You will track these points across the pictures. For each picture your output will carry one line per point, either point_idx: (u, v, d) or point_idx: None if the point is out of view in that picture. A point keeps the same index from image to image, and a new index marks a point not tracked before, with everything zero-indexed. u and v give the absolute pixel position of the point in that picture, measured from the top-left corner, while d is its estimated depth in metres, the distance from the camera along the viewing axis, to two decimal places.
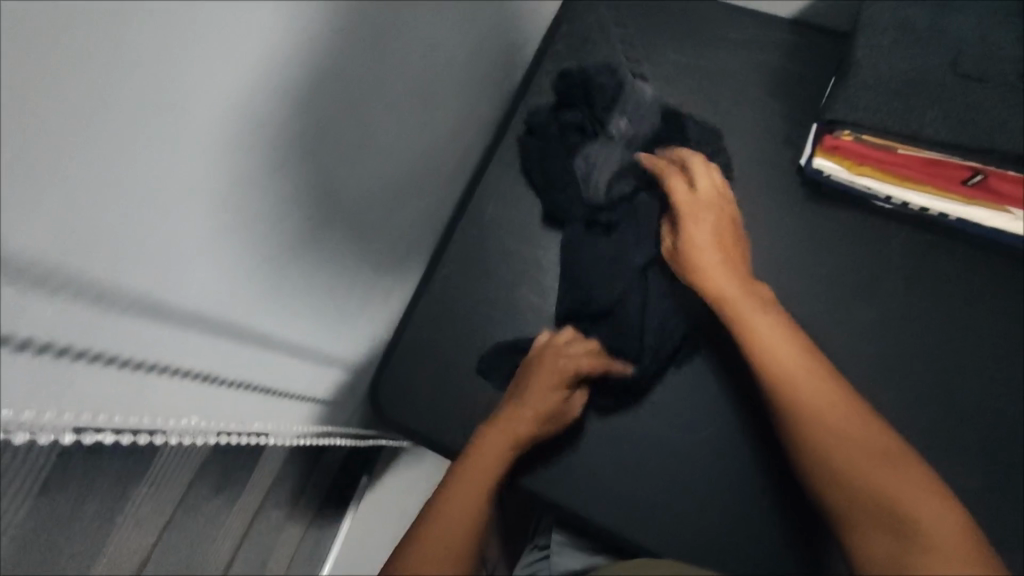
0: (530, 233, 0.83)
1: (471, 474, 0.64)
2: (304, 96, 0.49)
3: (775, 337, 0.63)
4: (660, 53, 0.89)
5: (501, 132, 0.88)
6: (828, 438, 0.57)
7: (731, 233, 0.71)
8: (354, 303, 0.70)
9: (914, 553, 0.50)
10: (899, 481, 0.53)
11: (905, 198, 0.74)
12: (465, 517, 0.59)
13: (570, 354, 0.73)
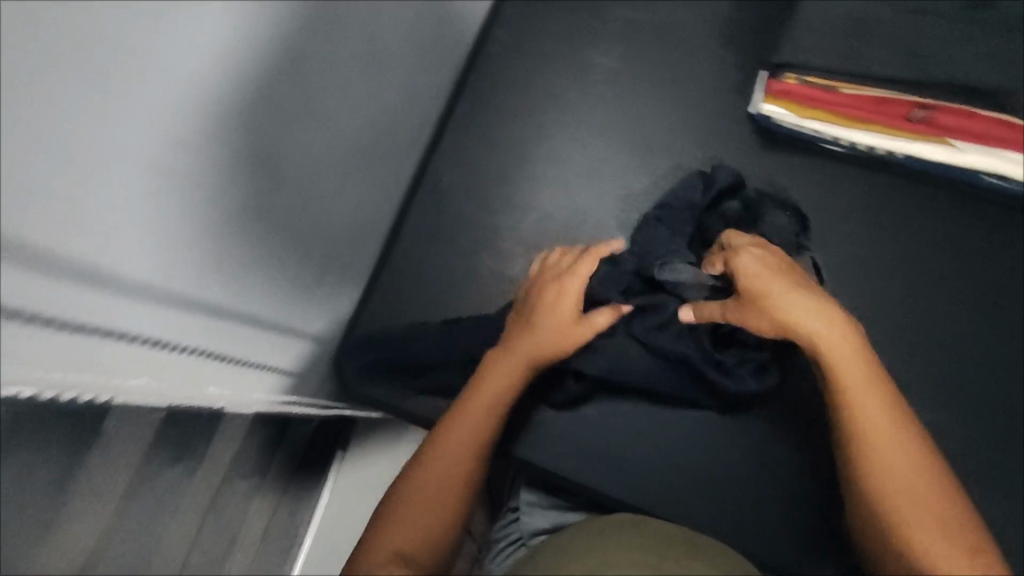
0: (487, 201, 0.84)
1: (486, 407, 0.64)
2: (239, 64, 0.50)
3: (857, 394, 0.56)
4: (610, 10, 0.89)
5: (457, 101, 0.88)
6: (875, 487, 0.53)
7: (828, 293, 0.61)
8: (317, 280, 0.73)
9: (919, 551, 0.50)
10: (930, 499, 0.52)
11: (853, 137, 0.71)
12: (473, 454, 0.61)
13: (569, 265, 0.71)
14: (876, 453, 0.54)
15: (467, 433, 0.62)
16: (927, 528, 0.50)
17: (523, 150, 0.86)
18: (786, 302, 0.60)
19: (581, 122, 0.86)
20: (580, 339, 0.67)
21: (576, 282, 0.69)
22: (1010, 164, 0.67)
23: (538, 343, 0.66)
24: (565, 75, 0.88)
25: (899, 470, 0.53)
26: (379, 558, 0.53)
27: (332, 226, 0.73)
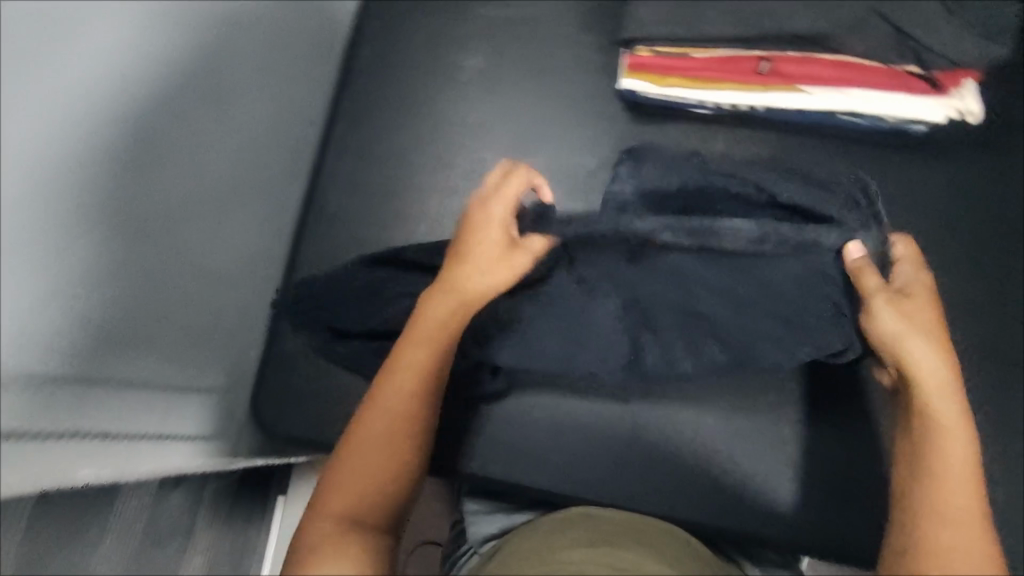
0: (375, 221, 0.84)
1: (421, 363, 0.61)
2: (34, 133, 0.48)
3: (954, 427, 0.56)
4: (468, 7, 0.89)
5: (330, 125, 0.88)
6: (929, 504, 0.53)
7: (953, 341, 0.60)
8: (204, 330, 0.72)
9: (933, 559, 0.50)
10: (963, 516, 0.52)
11: (713, 97, 0.72)
12: (416, 394, 0.60)
13: (501, 198, 0.67)
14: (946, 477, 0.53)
15: (403, 391, 0.60)
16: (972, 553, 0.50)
17: (404, 161, 0.86)
18: (903, 339, 0.60)
19: (457, 123, 0.86)
20: (518, 260, 0.66)
21: (495, 215, 0.67)
22: (859, 101, 0.69)
23: (475, 269, 0.65)
24: (434, 79, 0.87)
25: (963, 501, 0.52)
26: (331, 526, 0.52)
27: (212, 270, 0.72)
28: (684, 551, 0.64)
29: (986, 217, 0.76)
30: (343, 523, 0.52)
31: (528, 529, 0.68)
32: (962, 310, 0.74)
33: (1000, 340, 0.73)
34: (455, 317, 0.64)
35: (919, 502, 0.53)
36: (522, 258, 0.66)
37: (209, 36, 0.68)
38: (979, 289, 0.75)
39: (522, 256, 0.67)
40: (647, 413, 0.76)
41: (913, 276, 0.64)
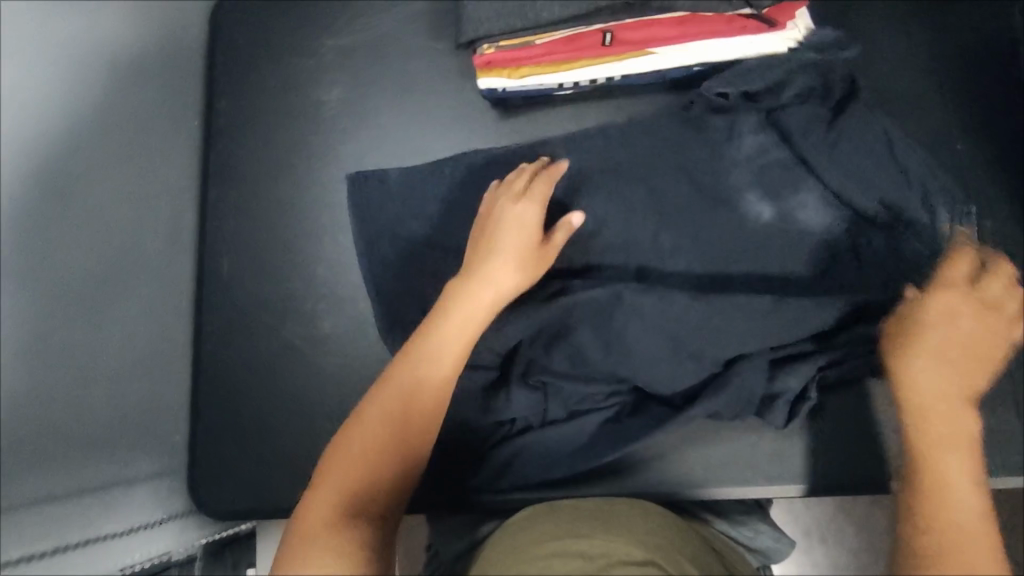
0: (274, 273, 0.82)
1: (418, 368, 0.62)
2: None
3: (944, 411, 0.58)
4: (318, 41, 0.87)
5: (206, 187, 0.85)
6: (932, 508, 0.52)
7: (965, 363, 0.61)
8: (103, 426, 0.69)
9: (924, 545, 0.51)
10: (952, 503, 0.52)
11: (573, 77, 0.77)
12: (426, 394, 0.61)
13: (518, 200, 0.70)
14: (950, 470, 0.54)
15: (394, 393, 0.60)
16: (976, 548, 0.50)
17: (292, 208, 0.84)
18: (903, 359, 0.61)
19: (335, 157, 0.84)
20: (543, 261, 0.69)
21: (519, 217, 0.69)
22: (703, 47, 0.75)
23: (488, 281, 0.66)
24: (302, 120, 0.85)
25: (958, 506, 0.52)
26: (320, 524, 0.53)
27: (97, 365, 0.69)
28: (650, 522, 0.63)
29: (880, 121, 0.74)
30: (332, 517, 0.53)
31: (500, 536, 0.65)
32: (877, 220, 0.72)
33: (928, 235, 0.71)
34: (468, 325, 0.64)
35: (916, 491, 0.54)
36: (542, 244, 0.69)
37: (34, 119, 0.65)
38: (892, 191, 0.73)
39: (546, 259, 0.69)
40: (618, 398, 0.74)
41: (1000, 285, 0.64)
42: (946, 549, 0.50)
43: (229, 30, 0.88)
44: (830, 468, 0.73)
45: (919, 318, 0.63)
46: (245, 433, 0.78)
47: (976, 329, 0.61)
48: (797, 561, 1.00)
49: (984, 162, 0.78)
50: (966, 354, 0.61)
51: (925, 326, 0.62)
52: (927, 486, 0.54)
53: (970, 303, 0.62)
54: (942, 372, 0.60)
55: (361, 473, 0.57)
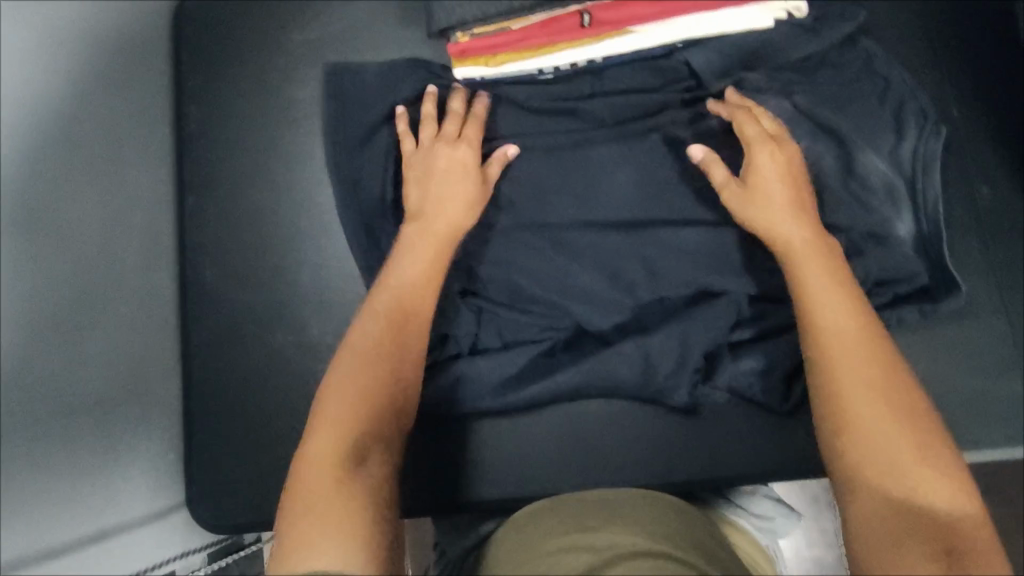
0: (258, 281, 0.79)
1: (391, 318, 0.60)
2: None
3: (810, 259, 0.60)
4: (284, 38, 0.84)
5: (182, 196, 0.82)
6: (834, 364, 0.54)
7: (803, 201, 0.64)
8: (92, 457, 0.68)
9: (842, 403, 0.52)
10: (855, 352, 0.54)
11: (552, 61, 0.74)
12: (406, 343, 0.59)
13: (442, 136, 0.70)
14: (832, 306, 0.56)
15: (380, 347, 0.58)
16: (879, 385, 0.52)
17: (271, 212, 0.81)
18: (756, 212, 0.63)
19: (311, 156, 0.82)
20: (479, 194, 0.68)
21: (445, 152, 0.69)
22: (689, 24, 0.73)
23: (446, 229, 0.66)
24: (274, 120, 0.83)
25: (861, 352, 0.54)
26: (323, 482, 0.49)
27: (81, 392, 0.67)
28: (656, 508, 0.61)
29: (861, 89, 0.74)
30: (328, 471, 0.50)
31: (505, 534, 0.63)
32: (867, 191, 0.71)
33: (909, 209, 0.71)
34: (426, 282, 0.64)
35: (823, 344, 0.55)
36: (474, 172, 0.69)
37: None
38: (877, 163, 0.72)
39: (486, 192, 0.69)
40: None
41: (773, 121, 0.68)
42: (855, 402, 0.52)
43: (192, 34, 0.85)
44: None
45: (745, 186, 0.64)
46: (240, 445, 0.76)
47: (790, 180, 0.64)
48: (806, 525, 1.01)
49: (975, 121, 0.76)
50: (801, 194, 0.64)
51: (755, 190, 0.64)
52: (824, 333, 0.55)
53: (774, 155, 0.65)
54: (784, 210, 0.63)
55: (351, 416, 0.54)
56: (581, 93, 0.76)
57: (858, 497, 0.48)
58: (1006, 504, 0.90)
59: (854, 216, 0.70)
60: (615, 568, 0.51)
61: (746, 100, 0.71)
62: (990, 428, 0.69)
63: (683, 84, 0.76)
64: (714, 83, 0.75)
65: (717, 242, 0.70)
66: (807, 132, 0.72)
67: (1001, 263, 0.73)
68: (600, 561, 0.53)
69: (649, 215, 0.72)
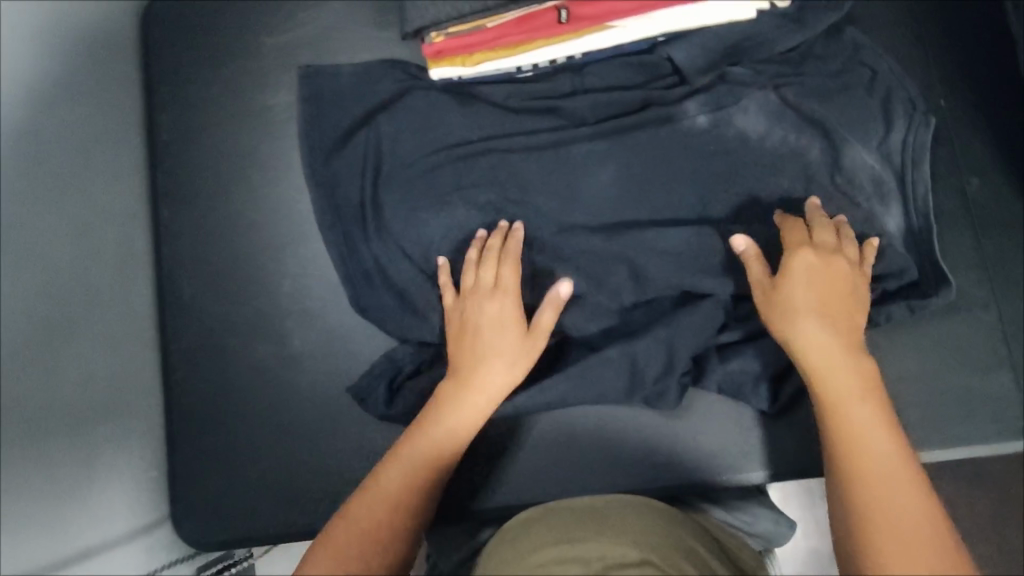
0: (237, 292, 0.78)
1: (432, 446, 0.60)
2: None
3: (840, 367, 0.57)
4: (255, 42, 0.82)
5: (156, 207, 0.80)
6: (855, 469, 0.52)
7: (835, 293, 0.61)
8: (72, 478, 0.66)
9: (858, 511, 0.50)
10: (873, 460, 0.52)
11: (530, 60, 0.72)
12: (436, 475, 0.59)
13: (490, 288, 0.66)
14: (851, 411, 0.55)
15: (412, 473, 0.58)
16: (897, 494, 0.50)
17: (247, 221, 0.79)
18: (782, 302, 0.61)
19: (287, 163, 0.80)
20: (531, 352, 0.64)
21: (499, 314, 0.65)
22: (672, 18, 0.70)
23: (488, 373, 0.63)
24: (248, 127, 0.81)
25: (882, 462, 0.52)
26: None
27: (56, 413, 0.65)
28: (647, 518, 0.60)
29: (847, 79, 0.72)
30: None
31: (493, 548, 0.62)
32: (857, 186, 0.69)
33: (898, 203, 0.70)
34: (476, 416, 0.62)
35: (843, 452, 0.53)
36: (538, 342, 0.64)
37: None
38: (867, 155, 0.70)
39: (533, 346, 0.64)
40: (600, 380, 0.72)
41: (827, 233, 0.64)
42: (874, 513, 0.49)
43: (162, 39, 0.83)
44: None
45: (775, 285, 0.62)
46: (224, 459, 0.74)
47: (827, 281, 0.61)
48: (801, 514, 1.00)
49: (963, 109, 0.75)
50: (835, 289, 0.61)
51: (782, 284, 0.61)
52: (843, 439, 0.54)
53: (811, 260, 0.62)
54: (808, 302, 0.60)
55: (361, 539, 0.53)
56: (561, 91, 0.74)
57: None
58: (1000, 495, 0.90)
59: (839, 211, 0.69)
60: None
61: (812, 206, 0.67)
62: (982, 423, 0.68)
63: (665, 80, 0.74)
64: (698, 80, 0.72)
65: (703, 240, 0.69)
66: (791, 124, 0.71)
67: (991, 255, 0.72)
68: (591, 572, 0.52)
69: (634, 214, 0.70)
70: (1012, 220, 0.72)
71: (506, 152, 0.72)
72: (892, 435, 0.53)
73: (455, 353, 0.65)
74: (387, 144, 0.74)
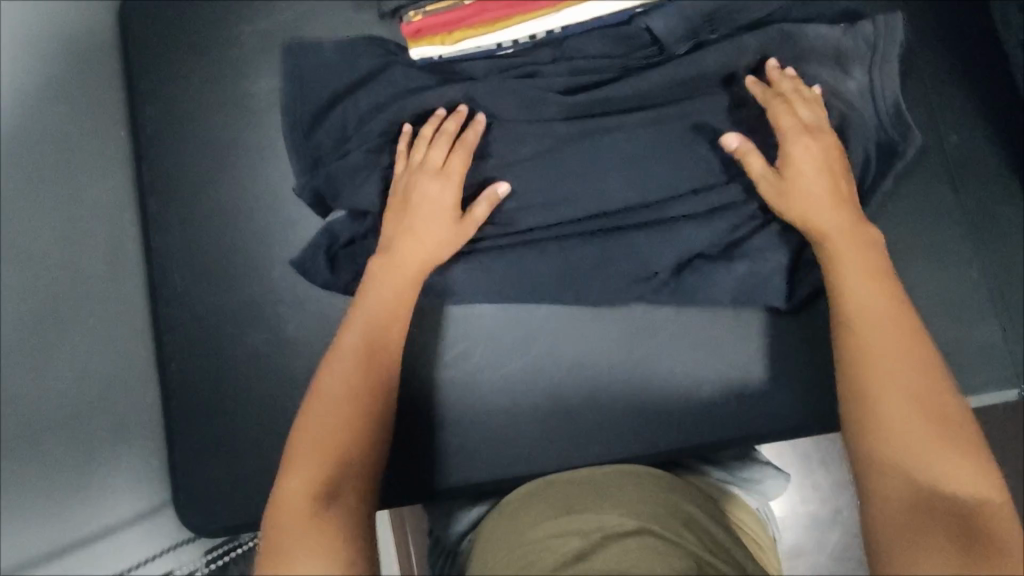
0: (228, 280, 0.78)
1: (370, 340, 0.62)
2: None
3: (852, 263, 0.59)
4: (235, 29, 0.82)
5: (144, 199, 0.80)
6: (862, 349, 0.54)
7: (838, 188, 0.64)
8: None
9: (871, 388, 0.52)
10: (892, 343, 0.54)
11: (508, 35, 0.73)
12: (378, 359, 0.61)
13: (432, 169, 0.68)
14: (866, 302, 0.57)
15: (358, 366, 0.60)
16: (907, 374, 0.52)
17: (236, 210, 0.79)
18: (792, 196, 0.64)
19: (272, 149, 0.80)
20: (458, 239, 0.68)
21: (439, 199, 0.67)
22: None
23: (420, 248, 0.66)
24: (231, 116, 0.81)
25: (897, 342, 0.54)
26: (297, 518, 0.50)
27: None
28: (642, 488, 0.61)
29: (830, 39, 0.72)
30: (313, 497, 0.51)
31: (492, 525, 0.62)
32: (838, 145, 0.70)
33: (880, 159, 0.70)
34: (401, 297, 0.65)
35: (857, 337, 0.55)
36: (468, 230, 0.68)
37: None
38: (851, 117, 0.70)
39: (464, 234, 0.68)
40: (591, 351, 0.73)
41: (813, 111, 0.67)
42: (883, 390, 0.52)
43: (139, 31, 0.83)
44: (820, 402, 0.71)
45: (784, 173, 0.64)
46: (225, 447, 0.75)
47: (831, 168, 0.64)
48: (798, 484, 1.02)
49: (940, 65, 0.76)
50: (841, 184, 0.64)
51: (789, 179, 0.64)
52: (859, 327, 0.56)
53: (815, 147, 0.65)
54: (819, 197, 0.63)
55: (331, 440, 0.55)
56: (541, 62, 0.75)
57: (883, 495, 0.48)
58: (990, 448, 0.91)
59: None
60: (604, 554, 0.51)
61: (776, 70, 0.69)
62: (971, 373, 0.69)
63: (646, 50, 0.74)
64: (677, 49, 0.73)
65: (687, 207, 0.70)
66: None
67: (973, 209, 0.72)
68: (588, 545, 0.52)
69: (621, 187, 0.70)
70: (991, 173, 0.73)
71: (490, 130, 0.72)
72: (910, 325, 0.55)
73: (389, 233, 0.68)
74: (371, 126, 0.74)
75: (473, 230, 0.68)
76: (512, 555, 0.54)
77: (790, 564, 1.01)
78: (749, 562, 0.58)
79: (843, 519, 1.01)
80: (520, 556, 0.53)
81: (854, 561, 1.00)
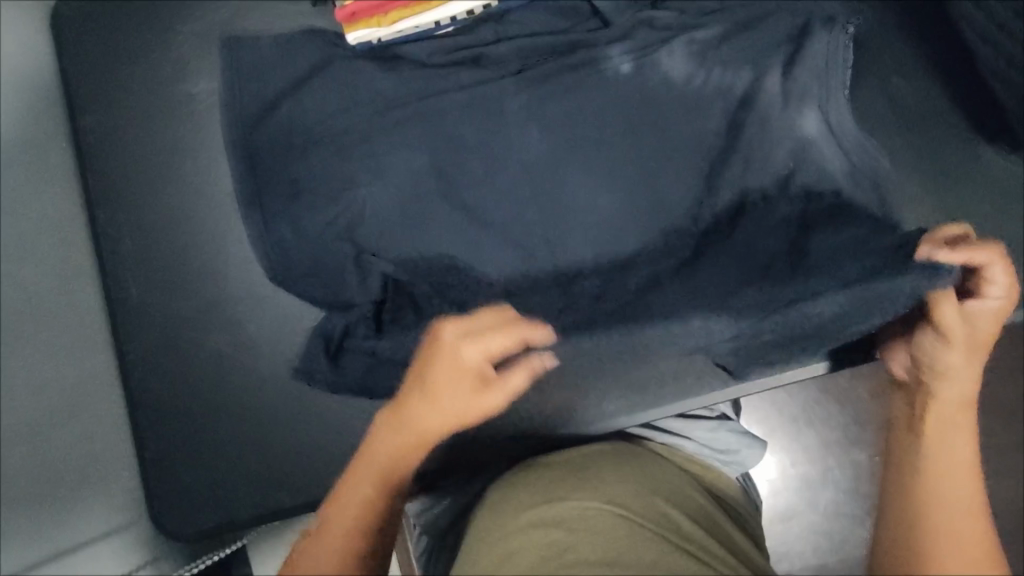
0: (189, 285, 0.76)
1: (384, 459, 0.53)
2: None
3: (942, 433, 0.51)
4: (171, 32, 0.80)
5: (92, 210, 0.78)
6: (920, 483, 0.47)
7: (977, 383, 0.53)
8: None
9: (917, 528, 0.45)
10: (945, 487, 0.47)
11: (444, 13, 0.74)
12: (389, 479, 0.53)
13: (465, 362, 0.53)
14: (934, 454, 0.49)
15: (371, 485, 0.52)
16: (964, 531, 0.44)
17: (189, 212, 0.78)
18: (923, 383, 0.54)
19: (219, 148, 0.79)
20: (488, 407, 0.54)
21: (463, 378, 0.53)
22: None
23: (428, 410, 0.53)
24: (175, 116, 0.79)
25: (955, 494, 0.46)
26: None
27: None
28: (623, 469, 0.61)
29: None
30: None
31: (479, 514, 0.62)
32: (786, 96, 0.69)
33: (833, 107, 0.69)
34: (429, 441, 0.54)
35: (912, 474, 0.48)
36: (501, 399, 0.54)
37: None
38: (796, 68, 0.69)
39: (492, 404, 0.54)
40: None
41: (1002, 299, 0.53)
42: (932, 534, 0.44)
43: (70, 36, 0.80)
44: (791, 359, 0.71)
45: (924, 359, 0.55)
46: (199, 456, 0.73)
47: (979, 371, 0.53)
48: (785, 443, 1.02)
49: (879, 13, 0.75)
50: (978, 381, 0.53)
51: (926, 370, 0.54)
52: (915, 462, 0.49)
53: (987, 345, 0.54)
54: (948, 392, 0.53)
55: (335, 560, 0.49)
56: (484, 40, 0.74)
57: None
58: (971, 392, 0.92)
59: (774, 127, 0.69)
60: (587, 546, 0.49)
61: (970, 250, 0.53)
62: None
63: (584, 20, 0.75)
64: (615, 18, 0.73)
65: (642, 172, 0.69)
66: (718, 56, 0.70)
67: (928, 154, 0.72)
68: (574, 537, 0.50)
69: (573, 159, 0.69)
70: (944, 115, 0.73)
71: (436, 111, 0.70)
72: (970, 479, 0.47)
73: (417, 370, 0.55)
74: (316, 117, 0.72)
75: (504, 398, 0.54)
76: (499, 552, 0.52)
77: (783, 528, 1.01)
78: (738, 533, 0.59)
79: (832, 476, 1.01)
80: (506, 547, 0.52)
81: (846, 518, 1.00)
